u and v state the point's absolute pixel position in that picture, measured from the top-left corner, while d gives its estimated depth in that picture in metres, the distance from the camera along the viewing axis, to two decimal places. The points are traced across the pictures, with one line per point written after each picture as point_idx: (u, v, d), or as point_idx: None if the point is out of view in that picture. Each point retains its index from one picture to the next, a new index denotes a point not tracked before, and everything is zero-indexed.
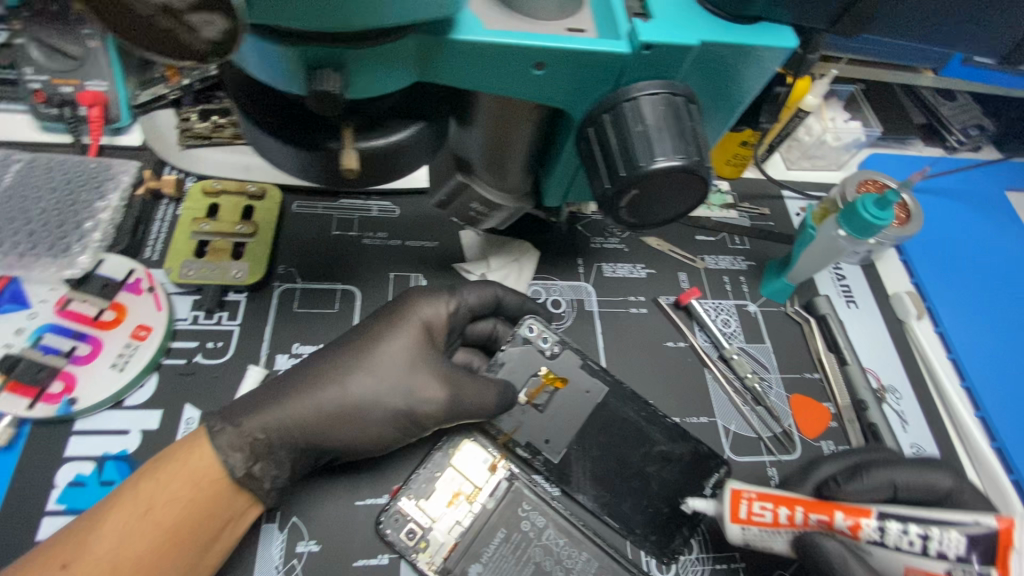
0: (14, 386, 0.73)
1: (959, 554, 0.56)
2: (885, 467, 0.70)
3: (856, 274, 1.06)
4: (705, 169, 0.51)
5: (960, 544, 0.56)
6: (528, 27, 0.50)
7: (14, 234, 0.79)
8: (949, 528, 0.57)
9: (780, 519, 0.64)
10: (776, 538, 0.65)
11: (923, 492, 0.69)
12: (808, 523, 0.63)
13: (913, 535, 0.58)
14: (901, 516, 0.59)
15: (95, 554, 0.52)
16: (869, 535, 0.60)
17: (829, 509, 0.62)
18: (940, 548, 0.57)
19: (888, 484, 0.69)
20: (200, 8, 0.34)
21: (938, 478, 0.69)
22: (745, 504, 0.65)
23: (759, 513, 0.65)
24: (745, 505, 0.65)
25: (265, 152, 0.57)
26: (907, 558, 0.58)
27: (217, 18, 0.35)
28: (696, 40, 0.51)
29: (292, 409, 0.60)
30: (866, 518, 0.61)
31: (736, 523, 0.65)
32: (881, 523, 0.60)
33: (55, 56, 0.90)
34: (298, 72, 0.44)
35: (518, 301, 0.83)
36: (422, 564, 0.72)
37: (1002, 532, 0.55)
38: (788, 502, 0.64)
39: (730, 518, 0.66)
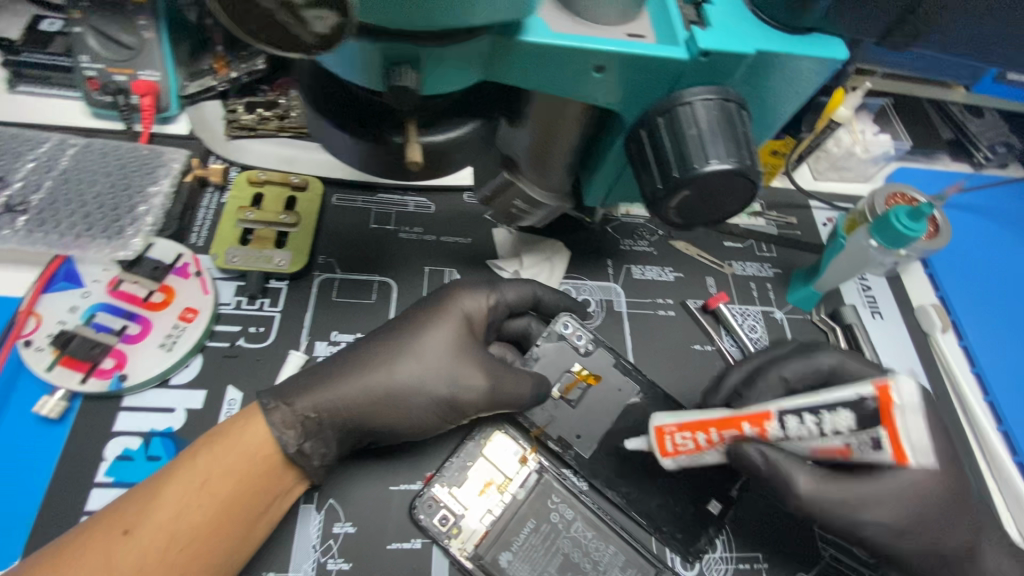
0: (69, 361, 0.76)
1: (849, 429, 0.55)
2: (776, 364, 0.78)
3: (882, 285, 1.07)
4: (755, 173, 0.53)
5: (849, 420, 0.55)
6: (591, 31, 0.52)
7: (71, 215, 0.82)
8: (838, 409, 0.56)
9: (702, 443, 0.70)
10: (709, 457, 0.72)
11: (808, 374, 0.77)
12: (726, 438, 0.68)
13: (809, 422, 0.59)
14: (796, 409, 0.61)
15: (155, 521, 0.55)
16: (775, 433, 0.64)
17: (736, 423, 0.67)
18: (833, 427, 0.57)
19: (781, 381, 0.76)
20: (316, 4, 0.36)
21: (819, 358, 0.77)
22: (670, 439, 0.72)
23: (683, 443, 0.71)
24: (670, 440, 0.72)
25: (329, 143, 0.59)
26: (813, 442, 0.60)
27: (329, 14, 0.36)
28: (752, 49, 0.53)
29: (340, 391, 0.63)
30: (769, 421, 0.63)
31: (669, 457, 0.73)
32: (782, 421, 0.62)
33: (111, 44, 0.91)
34: (378, 68, 0.47)
35: (554, 298, 0.85)
36: (454, 550, 0.74)
37: (880, 395, 0.52)
38: (703, 426, 0.70)
39: (662, 455, 0.73)
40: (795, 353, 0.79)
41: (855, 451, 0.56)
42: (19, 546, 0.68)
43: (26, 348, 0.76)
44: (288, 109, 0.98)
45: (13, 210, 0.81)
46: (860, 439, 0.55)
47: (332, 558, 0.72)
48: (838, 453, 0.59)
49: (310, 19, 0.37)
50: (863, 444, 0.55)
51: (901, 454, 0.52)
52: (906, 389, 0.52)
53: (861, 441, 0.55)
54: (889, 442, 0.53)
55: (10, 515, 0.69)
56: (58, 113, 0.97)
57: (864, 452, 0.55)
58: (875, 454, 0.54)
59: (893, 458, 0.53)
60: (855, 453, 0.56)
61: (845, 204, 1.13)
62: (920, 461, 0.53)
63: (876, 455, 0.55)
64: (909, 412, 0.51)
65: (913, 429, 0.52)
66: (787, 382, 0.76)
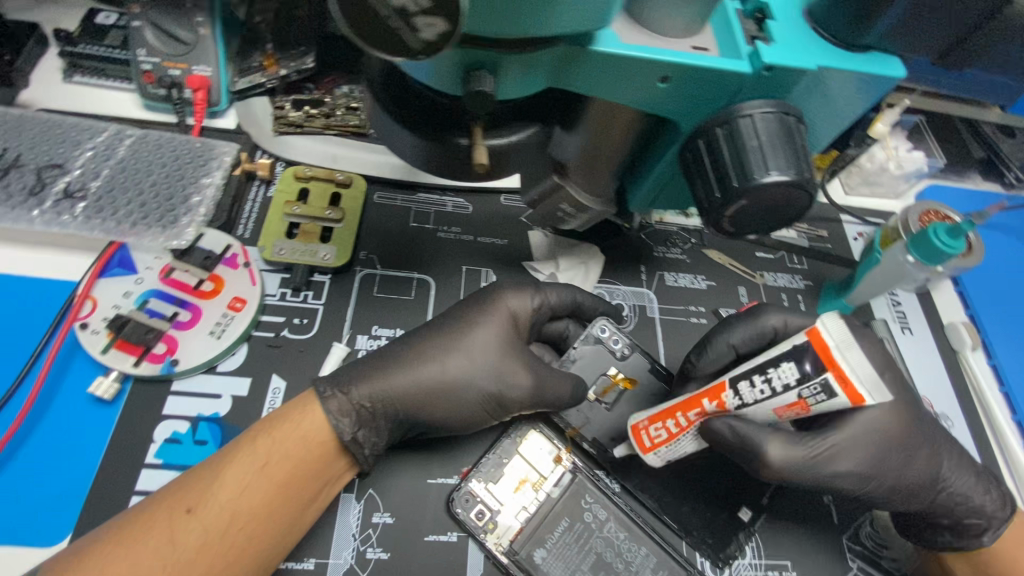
0: (123, 345, 0.78)
1: (796, 380, 0.60)
2: (723, 332, 0.79)
3: (912, 301, 1.07)
4: (812, 185, 0.54)
5: (794, 371, 0.59)
6: (658, 44, 0.54)
7: (128, 203, 0.85)
8: (781, 364, 0.61)
9: (675, 430, 0.72)
10: (687, 444, 0.73)
11: (756, 338, 0.78)
12: (694, 420, 0.70)
13: (759, 384, 0.63)
14: (746, 376, 0.65)
15: (217, 500, 0.60)
16: (734, 403, 0.66)
17: (697, 403, 0.69)
18: (783, 382, 0.61)
19: (730, 348, 0.78)
20: (429, 12, 0.37)
21: (763, 321, 0.78)
22: (646, 434, 0.75)
23: (658, 435, 0.74)
24: (647, 435, 0.75)
25: (391, 142, 0.61)
26: (769, 404, 0.63)
27: (439, 22, 0.38)
28: (814, 65, 0.55)
29: (393, 382, 0.68)
30: (725, 393, 0.66)
31: (651, 452, 0.75)
32: (736, 390, 0.66)
33: (168, 40, 0.93)
34: (458, 73, 0.49)
35: (593, 303, 0.87)
36: (490, 544, 0.75)
37: (815, 340, 0.58)
38: (671, 414, 0.72)
39: (644, 452, 0.76)
40: (740, 318, 0.80)
41: (810, 401, 0.60)
42: (70, 523, 0.70)
43: (83, 331, 0.79)
44: (335, 108, 0.99)
45: (72, 196, 0.85)
46: (810, 387, 0.59)
47: (371, 547, 0.74)
48: (796, 408, 0.62)
49: (420, 26, 0.38)
50: (815, 392, 0.59)
51: (855, 392, 0.57)
52: (834, 328, 0.57)
53: (812, 389, 0.59)
54: (838, 382, 0.57)
55: (63, 492, 0.72)
56: (110, 103, 0.99)
57: (818, 400, 0.59)
58: (831, 399, 0.58)
59: (848, 398, 0.57)
60: (811, 403, 0.60)
61: (877, 219, 1.12)
62: (873, 396, 0.57)
63: (832, 401, 0.58)
64: (845, 348, 0.57)
65: (855, 363, 0.57)
66: (736, 348, 0.78)
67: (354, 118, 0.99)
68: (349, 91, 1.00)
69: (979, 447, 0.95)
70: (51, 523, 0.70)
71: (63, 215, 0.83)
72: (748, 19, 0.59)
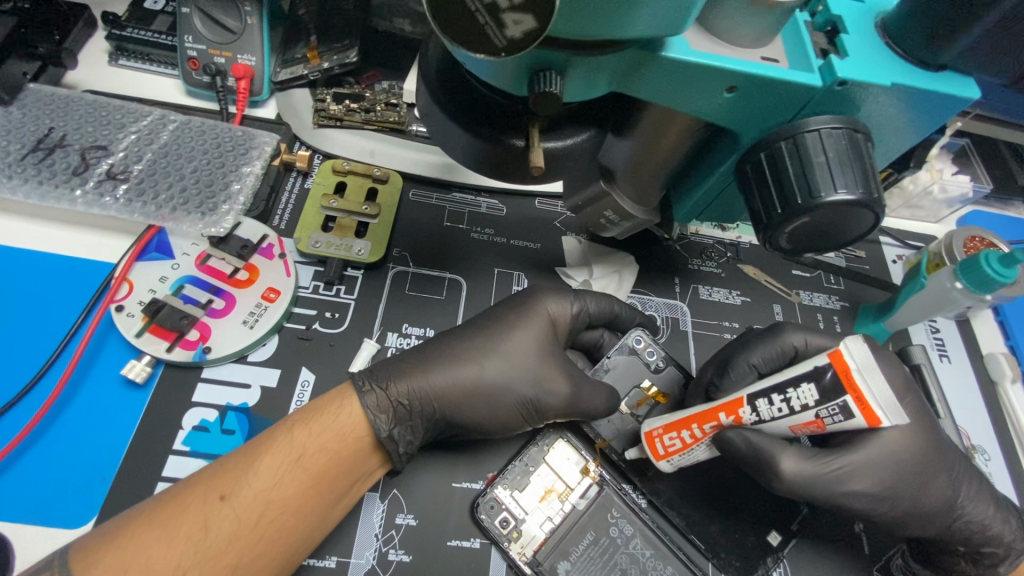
0: (157, 329, 0.78)
1: (816, 401, 0.58)
2: (743, 351, 0.76)
3: (951, 328, 1.01)
4: (878, 206, 0.53)
5: (814, 391, 0.58)
6: (727, 52, 0.53)
7: (169, 188, 0.86)
8: (801, 383, 0.60)
9: (689, 440, 0.70)
10: (701, 453, 0.72)
11: (775, 357, 0.75)
12: (709, 431, 0.68)
13: (777, 402, 0.62)
14: (764, 393, 0.63)
15: (250, 490, 0.60)
16: (751, 419, 0.65)
17: (713, 416, 0.67)
18: (802, 402, 0.60)
19: (751, 368, 0.74)
20: (518, 8, 0.37)
21: (784, 339, 0.75)
22: (660, 442, 0.72)
23: (672, 445, 0.71)
24: (661, 443, 0.72)
25: (443, 139, 0.60)
26: (785, 421, 0.62)
27: (528, 19, 0.37)
28: (889, 82, 0.54)
29: (433, 380, 0.70)
30: (742, 409, 0.65)
31: (664, 460, 0.72)
32: (754, 406, 0.64)
33: (217, 28, 0.96)
34: (527, 75, 0.48)
35: (631, 314, 0.87)
36: (513, 554, 0.73)
37: (836, 362, 0.56)
38: (685, 424, 0.70)
39: (657, 458, 0.73)
40: (759, 337, 0.77)
41: (827, 421, 0.59)
42: (97, 505, 0.70)
43: (119, 313, 0.79)
44: (375, 103, 0.99)
45: (115, 178, 0.86)
46: (829, 408, 0.58)
47: (393, 549, 0.72)
48: (812, 427, 0.61)
49: (507, 23, 0.38)
50: (833, 413, 0.58)
51: (873, 415, 0.56)
52: (858, 351, 0.56)
53: (830, 410, 0.58)
54: (857, 405, 0.56)
55: (90, 473, 0.71)
56: (153, 88, 1.00)
57: (836, 420, 0.58)
58: (848, 420, 0.57)
59: (865, 420, 0.57)
60: (828, 424, 0.59)
61: (918, 243, 1.07)
62: (891, 418, 0.56)
63: (849, 422, 0.57)
64: (866, 372, 0.56)
65: (874, 387, 0.56)
66: (756, 368, 0.75)
67: (394, 114, 0.99)
68: (388, 87, 1.01)
69: (1016, 484, 0.90)
70: (77, 504, 0.70)
71: (105, 196, 0.84)
72: (817, 31, 0.59)
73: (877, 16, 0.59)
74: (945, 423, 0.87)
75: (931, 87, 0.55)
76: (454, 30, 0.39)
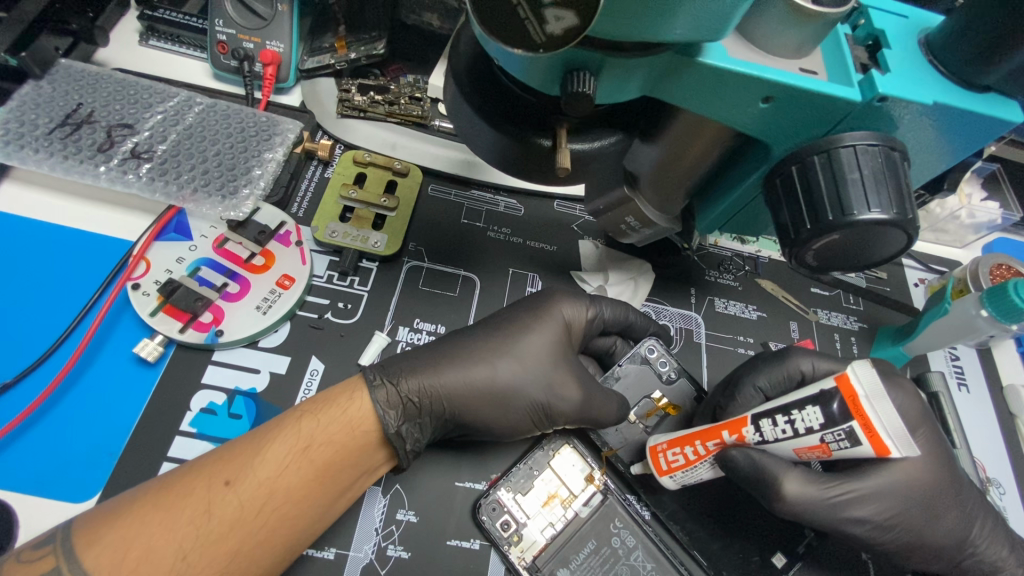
0: (171, 310, 0.79)
1: (821, 424, 0.57)
2: (749, 374, 0.75)
3: (971, 357, 0.99)
4: (911, 227, 0.52)
5: (819, 415, 0.57)
6: (766, 61, 0.52)
7: (191, 170, 0.86)
8: (806, 406, 0.58)
9: (692, 458, 0.69)
10: (705, 472, 0.70)
11: (782, 381, 0.74)
12: (712, 450, 0.67)
13: (781, 424, 0.61)
14: (768, 413, 0.62)
15: (255, 477, 0.60)
16: (754, 439, 0.63)
17: (715, 433, 0.66)
18: (806, 425, 0.58)
19: (757, 391, 0.73)
20: (560, 3, 0.36)
21: (790, 364, 0.74)
22: (663, 456, 0.71)
23: (675, 460, 0.70)
24: (663, 458, 0.71)
25: (469, 136, 0.59)
26: (789, 444, 0.61)
27: (570, 15, 0.36)
28: (929, 100, 0.53)
29: (444, 379, 0.70)
30: (745, 427, 0.64)
31: (666, 475, 0.71)
32: (758, 426, 0.63)
33: (247, 14, 0.96)
34: (558, 74, 0.47)
35: (644, 323, 0.86)
36: (513, 557, 0.72)
37: (843, 386, 0.55)
38: (689, 440, 0.69)
39: (659, 474, 0.72)
40: (766, 360, 0.76)
41: (832, 446, 0.57)
42: (101, 481, 0.70)
43: (135, 292, 0.79)
44: (399, 96, 0.99)
45: (138, 157, 0.86)
46: (834, 433, 0.56)
47: (392, 544, 0.72)
48: (817, 452, 0.59)
49: (548, 18, 0.37)
50: (838, 439, 0.56)
51: (881, 444, 0.54)
52: (865, 376, 0.54)
53: (836, 435, 0.56)
54: (863, 432, 0.54)
55: (96, 449, 0.72)
56: (181, 70, 1.00)
57: (841, 446, 0.56)
58: (855, 447, 0.55)
59: (872, 448, 0.55)
60: (834, 449, 0.57)
61: (942, 268, 1.04)
62: (901, 449, 0.54)
63: (856, 449, 0.55)
64: (874, 398, 0.54)
65: (882, 415, 0.54)
66: (763, 392, 0.73)
67: (417, 108, 0.99)
68: (413, 81, 1.00)
69: None
70: (82, 479, 0.70)
71: (128, 174, 0.84)
72: (858, 45, 0.58)
73: (921, 33, 0.57)
74: (959, 452, 0.85)
75: (970, 108, 0.53)
76: (492, 22, 0.38)
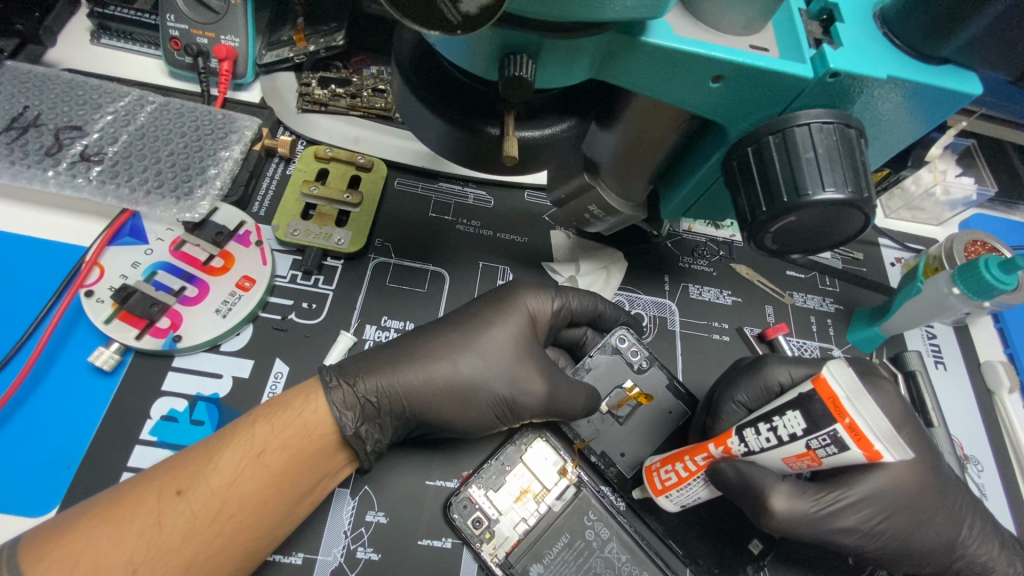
0: (127, 316, 0.77)
1: (804, 429, 0.55)
2: (728, 390, 0.73)
3: (948, 334, 0.98)
4: (868, 207, 0.50)
5: (800, 420, 0.55)
6: (714, 39, 0.50)
7: (143, 171, 0.83)
8: (788, 412, 0.56)
9: (684, 474, 0.67)
10: (701, 491, 0.67)
11: (762, 395, 0.72)
12: (703, 464, 0.65)
13: (765, 432, 0.59)
14: (751, 422, 0.60)
15: (207, 485, 0.58)
16: (741, 450, 0.62)
17: (703, 446, 0.65)
18: (789, 432, 0.56)
19: (738, 407, 0.71)
20: None
21: (768, 376, 0.72)
22: (658, 476, 0.70)
23: (668, 479, 0.68)
24: (658, 477, 0.70)
25: (419, 127, 0.57)
26: (777, 453, 0.59)
27: None
28: (884, 74, 0.51)
29: (404, 378, 0.68)
30: (730, 439, 0.62)
31: (663, 495, 0.69)
32: (742, 437, 0.61)
33: (199, 7, 0.92)
34: (495, 58, 0.46)
35: (615, 313, 0.85)
36: (485, 555, 0.71)
37: (821, 389, 0.53)
38: (680, 456, 0.68)
39: (655, 494, 0.70)
40: (743, 373, 0.74)
41: (820, 453, 0.55)
42: (58, 495, 0.68)
43: (88, 299, 0.77)
44: (361, 89, 0.97)
45: (88, 159, 0.83)
46: (819, 437, 0.54)
47: (361, 547, 0.71)
48: (807, 460, 0.57)
49: None
50: (825, 444, 0.54)
51: (871, 448, 0.51)
52: (841, 376, 0.53)
53: (821, 440, 0.54)
54: (849, 434, 0.52)
55: (53, 462, 0.70)
56: (135, 68, 0.97)
57: (829, 452, 0.54)
58: (844, 452, 0.53)
59: (862, 453, 0.52)
60: (822, 456, 0.55)
61: (917, 246, 1.02)
62: (894, 452, 0.51)
63: (845, 454, 0.53)
64: (856, 398, 0.52)
65: (866, 414, 0.51)
66: (743, 407, 0.71)
67: (380, 101, 0.97)
68: (376, 73, 0.99)
69: (1009, 498, 0.87)
70: (39, 493, 0.68)
71: (78, 178, 0.82)
72: (812, 20, 0.56)
73: (876, 5, 0.55)
74: (936, 431, 0.85)
75: (925, 81, 0.52)
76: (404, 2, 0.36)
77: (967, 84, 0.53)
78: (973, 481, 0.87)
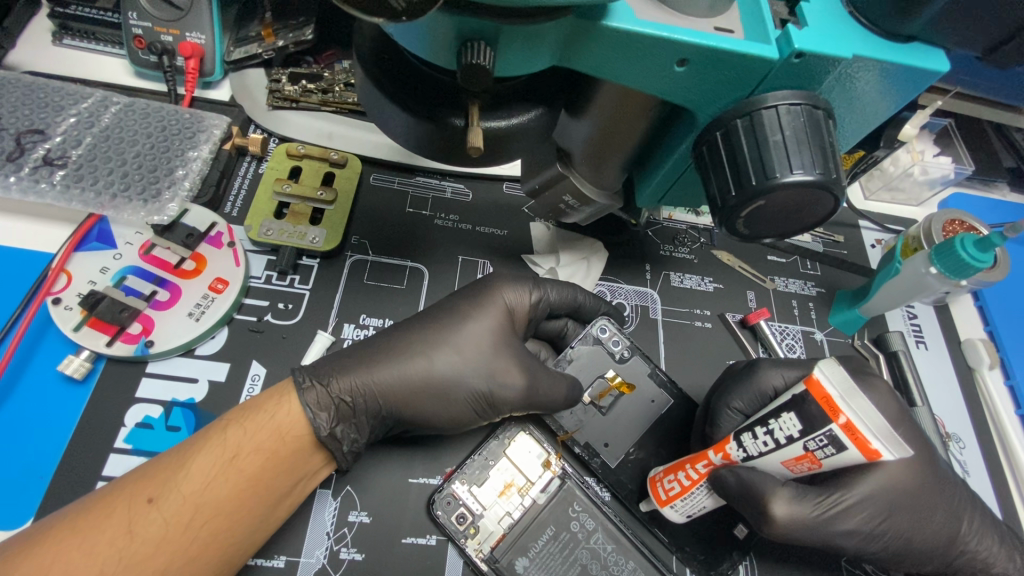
0: (96, 322, 0.75)
1: (800, 431, 0.55)
2: (723, 397, 0.73)
3: (929, 315, 0.98)
4: (838, 188, 0.50)
5: (796, 422, 0.55)
6: (677, 21, 0.49)
7: (109, 174, 0.81)
8: (783, 414, 0.56)
9: (687, 483, 0.67)
10: (705, 500, 0.67)
11: (757, 400, 0.72)
12: (703, 472, 0.65)
13: (761, 436, 0.58)
14: (748, 426, 0.60)
15: (179, 492, 0.57)
16: (740, 456, 0.61)
17: (703, 454, 0.65)
18: (785, 434, 0.56)
19: (734, 413, 0.71)
20: None
21: (761, 381, 0.73)
22: (661, 485, 0.70)
23: (671, 489, 0.68)
24: (662, 487, 0.70)
25: (384, 122, 0.56)
26: (775, 457, 0.58)
27: None
28: (849, 53, 0.50)
29: (380, 377, 0.67)
30: (729, 444, 0.61)
31: (667, 506, 0.69)
32: (740, 442, 0.60)
33: (161, 3, 0.90)
34: (452, 47, 0.45)
35: (594, 304, 0.84)
36: (470, 550, 0.70)
37: (814, 389, 0.53)
38: (681, 466, 0.68)
39: (661, 505, 0.70)
40: (737, 379, 0.74)
41: (818, 454, 0.54)
42: (32, 507, 0.67)
43: (55, 306, 0.75)
44: (333, 84, 0.95)
45: (51, 163, 0.81)
46: (815, 438, 0.53)
47: (345, 547, 0.70)
48: (806, 462, 0.56)
49: None
50: (822, 445, 0.53)
51: (868, 446, 0.50)
52: (834, 375, 0.52)
53: (818, 442, 0.53)
54: (846, 435, 0.51)
55: (26, 473, 0.68)
56: (100, 69, 0.95)
57: (827, 453, 0.53)
58: (842, 453, 0.52)
59: (861, 452, 0.51)
60: (821, 457, 0.54)
61: (897, 227, 1.02)
62: (892, 449, 0.50)
63: (843, 454, 0.52)
64: (850, 397, 0.51)
65: (862, 413, 0.51)
66: (740, 412, 0.71)
67: (352, 95, 0.95)
68: (348, 67, 0.97)
69: (991, 473, 0.88)
70: (13, 505, 0.67)
71: (40, 183, 0.79)
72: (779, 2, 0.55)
73: None
74: (918, 410, 0.85)
75: (892, 58, 0.51)
76: None
77: (936, 61, 0.52)
78: (955, 458, 0.88)
